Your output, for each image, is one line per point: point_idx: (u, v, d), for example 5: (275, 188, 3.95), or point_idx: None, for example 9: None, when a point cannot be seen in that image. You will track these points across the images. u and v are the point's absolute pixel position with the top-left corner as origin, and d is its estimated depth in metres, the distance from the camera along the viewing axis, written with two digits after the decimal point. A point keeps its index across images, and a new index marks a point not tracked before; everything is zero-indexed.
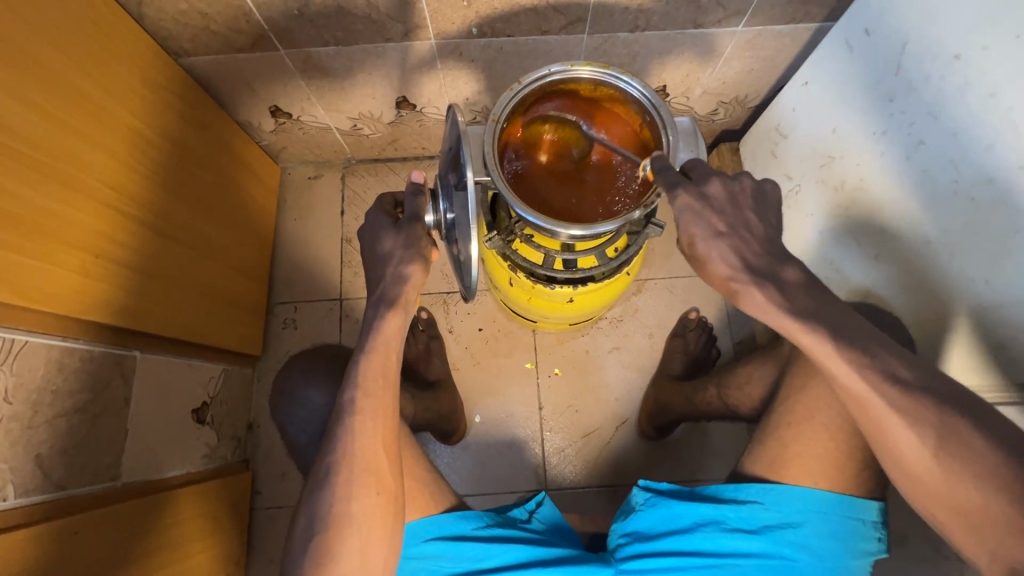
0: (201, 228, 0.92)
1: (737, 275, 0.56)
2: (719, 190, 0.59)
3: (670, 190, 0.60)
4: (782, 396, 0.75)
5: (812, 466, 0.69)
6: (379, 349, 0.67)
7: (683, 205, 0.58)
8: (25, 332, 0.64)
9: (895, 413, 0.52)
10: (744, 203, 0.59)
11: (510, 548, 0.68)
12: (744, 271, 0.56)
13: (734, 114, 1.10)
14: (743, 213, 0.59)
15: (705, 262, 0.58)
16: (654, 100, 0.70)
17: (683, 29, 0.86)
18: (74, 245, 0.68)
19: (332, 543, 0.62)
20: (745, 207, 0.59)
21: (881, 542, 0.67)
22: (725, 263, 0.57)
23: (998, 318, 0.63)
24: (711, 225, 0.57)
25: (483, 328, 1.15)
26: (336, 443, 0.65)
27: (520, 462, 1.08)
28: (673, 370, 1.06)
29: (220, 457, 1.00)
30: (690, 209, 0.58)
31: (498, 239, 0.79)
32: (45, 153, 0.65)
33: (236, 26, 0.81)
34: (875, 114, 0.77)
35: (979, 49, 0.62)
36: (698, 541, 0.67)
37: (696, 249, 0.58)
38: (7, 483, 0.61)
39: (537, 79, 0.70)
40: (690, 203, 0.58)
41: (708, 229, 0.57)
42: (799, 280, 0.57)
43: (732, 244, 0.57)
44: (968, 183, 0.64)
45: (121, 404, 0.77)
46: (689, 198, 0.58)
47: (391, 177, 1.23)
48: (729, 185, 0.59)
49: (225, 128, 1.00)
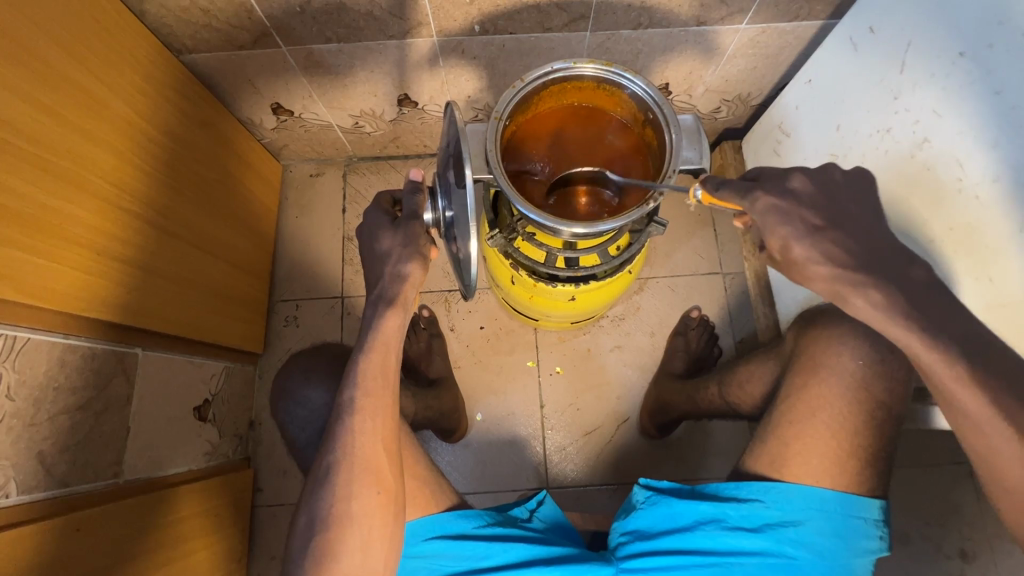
0: (203, 226, 0.92)
1: (838, 278, 0.53)
2: (802, 186, 0.57)
3: (748, 191, 0.58)
4: (783, 395, 0.75)
5: (813, 465, 0.68)
6: (380, 347, 0.67)
7: (765, 207, 0.56)
8: (27, 329, 0.64)
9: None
10: (832, 197, 0.57)
11: (510, 547, 0.68)
12: (846, 272, 0.53)
13: (736, 112, 1.10)
14: (834, 209, 0.57)
15: (800, 265, 0.55)
16: (657, 98, 0.69)
17: (686, 27, 0.85)
18: (75, 242, 0.67)
19: (332, 541, 0.63)
20: (835, 204, 0.57)
21: (883, 541, 0.67)
22: (822, 262, 0.54)
23: (1003, 317, 0.63)
24: (802, 223, 0.55)
25: (484, 326, 1.15)
26: (336, 442, 0.65)
27: (521, 460, 1.08)
28: (674, 369, 1.07)
29: (221, 455, 1.00)
30: (774, 209, 0.56)
31: (500, 238, 0.79)
32: (47, 150, 0.64)
33: (238, 23, 0.80)
34: (878, 112, 0.77)
35: (984, 48, 0.62)
36: (698, 539, 0.67)
37: (790, 254, 0.56)
38: (9, 480, 0.61)
39: (539, 77, 0.70)
40: (773, 203, 0.56)
41: (799, 227, 0.55)
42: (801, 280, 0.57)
43: (827, 242, 0.54)
44: (973, 182, 0.64)
45: (123, 401, 0.77)
46: (773, 197, 0.56)
47: (392, 174, 1.23)
48: (808, 181, 0.58)
49: (227, 125, 1.00)
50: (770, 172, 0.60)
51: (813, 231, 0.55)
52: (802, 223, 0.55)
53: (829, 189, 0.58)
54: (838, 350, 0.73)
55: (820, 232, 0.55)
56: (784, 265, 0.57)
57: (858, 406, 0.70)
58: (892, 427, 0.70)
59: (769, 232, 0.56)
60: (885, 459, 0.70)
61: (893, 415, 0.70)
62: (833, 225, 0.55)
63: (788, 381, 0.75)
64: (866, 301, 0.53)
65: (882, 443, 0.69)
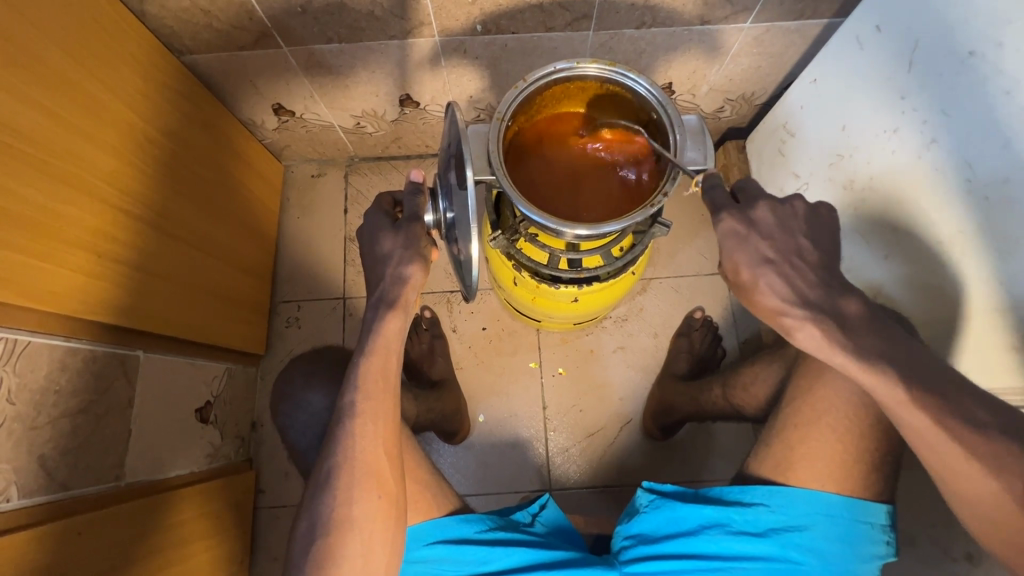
0: (205, 227, 0.92)
1: (789, 301, 0.57)
2: (766, 215, 0.60)
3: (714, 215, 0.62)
4: (788, 398, 0.74)
5: (819, 469, 0.68)
6: (380, 351, 0.67)
7: (725, 231, 0.60)
8: (27, 332, 0.63)
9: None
10: (796, 227, 0.61)
11: (513, 552, 0.67)
12: (795, 296, 0.57)
13: (740, 111, 1.09)
14: (793, 239, 0.60)
15: (754, 291, 0.59)
16: (661, 99, 0.69)
17: (690, 26, 0.85)
18: (76, 244, 0.67)
19: (334, 546, 0.62)
20: (797, 232, 0.61)
21: (889, 546, 0.66)
22: (773, 290, 0.58)
23: (1012, 320, 0.62)
24: (758, 251, 0.59)
25: (486, 327, 1.14)
26: (337, 446, 0.65)
27: (523, 462, 1.08)
28: (678, 370, 1.06)
29: (223, 456, 1.00)
30: (733, 234, 0.60)
31: (502, 239, 0.78)
32: (48, 153, 0.64)
33: (238, 23, 0.80)
34: (886, 112, 0.76)
35: (993, 46, 0.61)
36: (702, 543, 0.67)
37: (741, 276, 0.60)
38: (9, 484, 0.60)
39: (542, 77, 0.70)
40: (734, 228, 0.60)
41: (755, 254, 0.59)
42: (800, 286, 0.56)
43: (781, 271, 0.58)
44: (982, 182, 0.63)
45: (124, 404, 0.77)
46: (735, 222, 0.60)
47: (394, 175, 1.22)
48: (777, 209, 0.61)
49: (228, 126, 1.00)
50: (742, 198, 0.63)
51: (765, 258, 0.58)
52: (760, 251, 0.59)
53: (792, 218, 0.61)
54: None
55: (774, 261, 0.59)
56: (736, 287, 0.61)
57: (865, 409, 0.69)
58: (899, 431, 0.70)
59: (725, 255, 0.60)
60: (891, 462, 0.69)
61: None
62: (789, 255, 0.59)
63: (794, 384, 0.75)
64: (811, 322, 0.56)
65: (888, 446, 0.69)
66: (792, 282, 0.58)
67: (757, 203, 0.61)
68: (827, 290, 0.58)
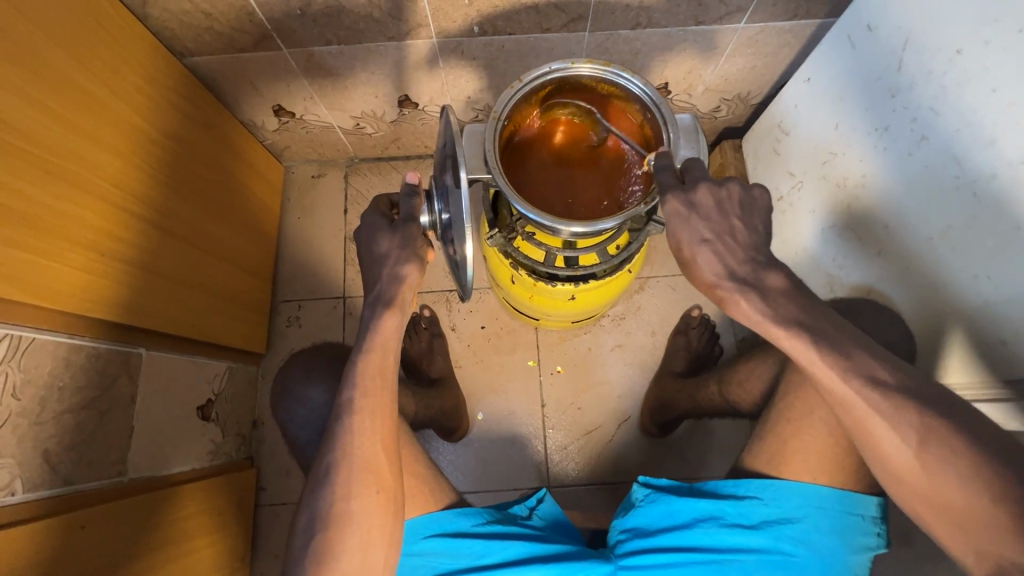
0: (206, 227, 0.93)
1: (721, 278, 0.59)
2: (706, 198, 0.60)
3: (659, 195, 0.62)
4: (782, 394, 0.75)
5: (812, 463, 0.69)
6: (378, 348, 0.68)
7: (670, 212, 0.61)
8: (31, 329, 0.64)
9: (879, 417, 0.53)
10: (733, 209, 0.61)
11: (510, 545, 0.68)
12: (728, 275, 0.59)
13: (735, 111, 1.10)
14: (729, 220, 0.61)
15: (693, 267, 0.61)
16: (654, 98, 0.70)
17: (685, 26, 0.86)
18: (79, 243, 0.68)
19: (333, 540, 0.63)
20: (732, 214, 0.61)
21: (881, 539, 0.67)
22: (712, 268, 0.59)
23: (1000, 314, 0.63)
24: (697, 230, 0.60)
25: (484, 326, 1.15)
26: (337, 442, 0.66)
27: (522, 459, 1.09)
28: (675, 367, 1.07)
29: (224, 454, 1.01)
30: (677, 215, 0.60)
31: (499, 237, 0.79)
32: (51, 152, 0.65)
33: (239, 26, 0.81)
34: (877, 110, 0.77)
35: (981, 44, 0.62)
36: (697, 536, 0.68)
37: (684, 252, 0.61)
38: (15, 478, 0.61)
39: (537, 78, 0.71)
40: (679, 210, 0.60)
41: (694, 234, 0.60)
42: (785, 286, 0.58)
43: (715, 250, 0.60)
44: (971, 178, 0.64)
45: (127, 401, 0.78)
46: (678, 203, 0.60)
47: (393, 175, 1.23)
48: (716, 193, 0.61)
49: (229, 127, 1.01)
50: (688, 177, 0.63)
51: (702, 239, 0.60)
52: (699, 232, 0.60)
53: (730, 200, 0.61)
54: None
55: (709, 240, 0.60)
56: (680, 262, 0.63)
57: None
58: None
59: (672, 235, 0.61)
60: None
61: None
62: (724, 234, 0.60)
63: (787, 379, 0.76)
64: (748, 300, 0.57)
65: None
66: (726, 259, 0.60)
67: (698, 185, 0.61)
68: (755, 266, 0.59)
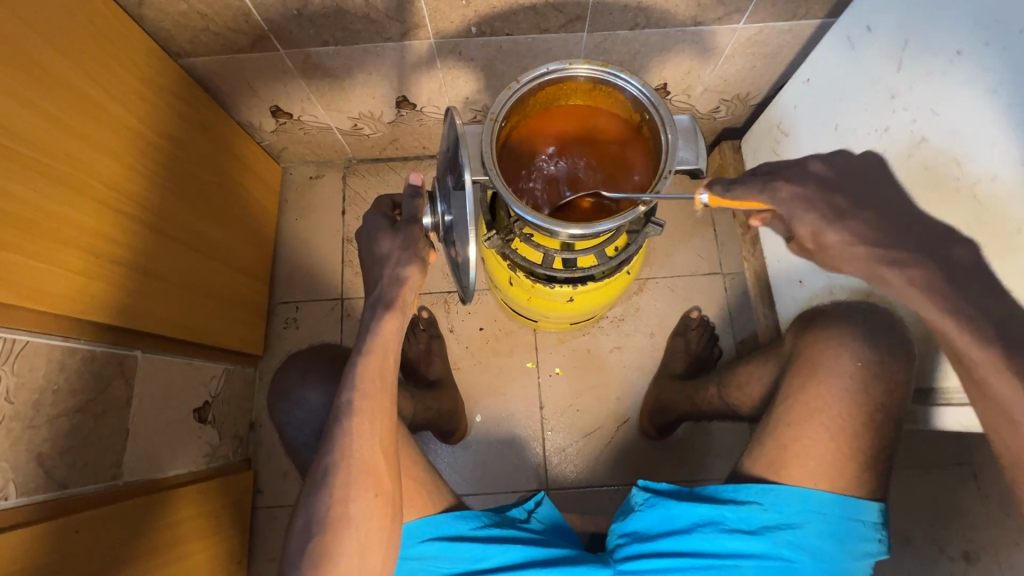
0: (203, 229, 0.93)
1: (871, 252, 0.68)
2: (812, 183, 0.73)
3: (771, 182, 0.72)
4: (782, 396, 0.74)
5: (812, 466, 0.68)
6: (376, 350, 0.67)
7: (786, 198, 0.70)
8: (25, 332, 0.64)
9: None
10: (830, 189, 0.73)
11: (507, 549, 0.68)
12: (874, 246, 0.68)
13: (735, 112, 1.09)
14: (827, 198, 0.72)
15: (829, 246, 0.71)
16: (652, 99, 0.69)
17: (684, 27, 0.85)
18: (74, 245, 0.68)
19: (330, 544, 0.63)
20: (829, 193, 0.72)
21: (882, 543, 0.67)
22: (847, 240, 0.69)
23: None
24: (826, 211, 0.70)
25: (483, 327, 1.15)
26: (334, 445, 0.65)
27: (521, 461, 1.08)
28: (674, 369, 1.06)
29: (221, 456, 1.01)
30: (795, 199, 0.71)
31: (497, 239, 0.79)
32: (46, 154, 0.65)
33: (235, 26, 0.81)
34: (876, 111, 0.76)
35: (982, 46, 0.61)
36: (697, 541, 0.67)
37: (824, 240, 0.71)
38: (7, 483, 0.61)
39: (534, 78, 0.70)
40: (793, 192, 0.71)
41: (819, 216, 0.70)
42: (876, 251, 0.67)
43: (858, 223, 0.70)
44: (971, 180, 0.64)
45: (122, 404, 0.77)
46: (791, 187, 0.71)
47: (391, 176, 1.23)
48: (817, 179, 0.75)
49: (226, 128, 1.01)
50: (780, 170, 0.75)
51: (842, 217, 0.70)
52: (824, 211, 0.70)
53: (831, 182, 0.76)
54: (837, 350, 0.73)
55: (847, 220, 0.70)
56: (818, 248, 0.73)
57: (858, 407, 0.69)
58: (892, 429, 0.70)
59: (797, 222, 0.71)
60: (885, 460, 0.69)
61: (892, 416, 0.70)
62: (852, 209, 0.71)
63: (787, 381, 0.75)
64: (919, 272, 0.64)
65: (882, 443, 0.69)
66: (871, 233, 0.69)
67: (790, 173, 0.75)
68: (889, 233, 0.68)
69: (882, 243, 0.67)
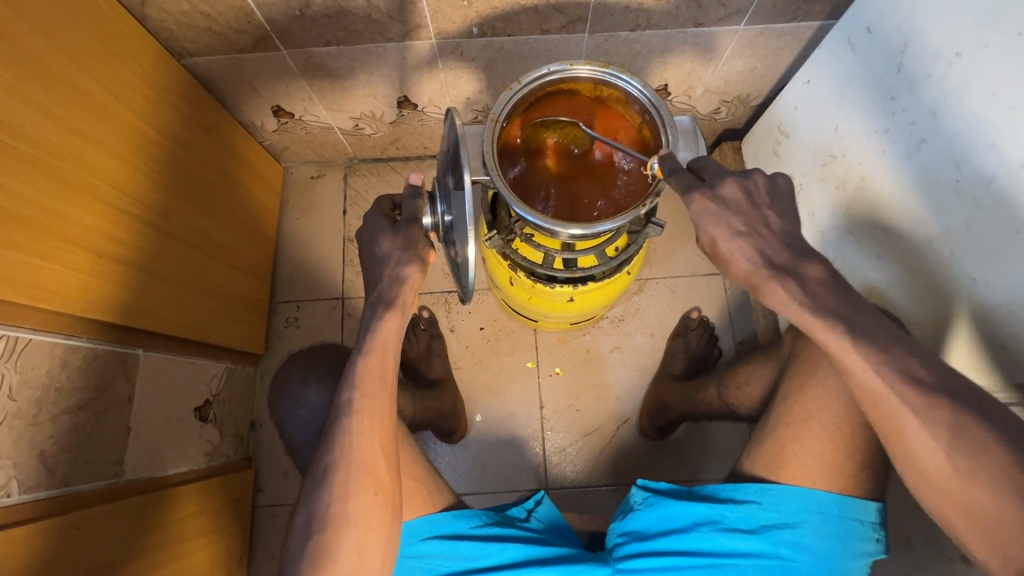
0: (205, 228, 0.93)
1: (757, 271, 0.57)
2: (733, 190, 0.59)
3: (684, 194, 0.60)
4: (781, 397, 0.74)
5: (811, 467, 0.68)
6: (376, 349, 0.67)
7: (697, 209, 0.59)
8: (28, 331, 0.64)
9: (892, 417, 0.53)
10: (761, 199, 0.60)
11: (507, 547, 0.68)
12: (764, 266, 0.56)
13: (735, 113, 1.09)
14: (762, 211, 0.59)
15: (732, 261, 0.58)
16: (653, 99, 0.69)
17: (684, 28, 0.85)
18: (77, 244, 0.68)
19: (329, 542, 0.63)
20: (764, 205, 0.59)
21: (880, 544, 0.67)
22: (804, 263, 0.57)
23: (999, 319, 0.63)
24: (730, 224, 0.58)
25: (483, 327, 1.15)
26: (334, 444, 0.66)
27: (520, 461, 1.08)
28: (674, 369, 1.07)
29: (222, 455, 1.01)
30: (705, 211, 0.59)
31: (498, 239, 0.79)
32: (49, 153, 0.65)
33: (238, 27, 0.81)
34: (877, 112, 0.76)
35: (981, 48, 0.61)
36: (695, 540, 0.67)
37: (718, 249, 0.59)
38: (11, 479, 0.61)
39: (536, 79, 0.70)
40: (706, 205, 0.59)
41: (728, 229, 0.58)
42: (824, 276, 0.56)
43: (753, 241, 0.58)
44: (970, 182, 0.64)
45: (123, 402, 0.78)
46: (703, 199, 0.59)
47: (392, 176, 1.23)
48: (744, 184, 0.60)
49: (228, 128, 1.01)
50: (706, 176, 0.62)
51: (738, 233, 0.58)
52: (731, 226, 0.58)
53: (758, 192, 0.60)
54: None
55: (743, 234, 0.58)
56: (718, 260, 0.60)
57: (858, 407, 0.70)
58: None
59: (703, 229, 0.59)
60: (884, 461, 0.69)
61: None
62: (757, 227, 0.58)
63: (787, 382, 0.75)
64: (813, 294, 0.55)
65: (881, 444, 0.69)
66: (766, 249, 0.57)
67: (721, 179, 0.60)
68: (793, 254, 0.57)
69: (804, 265, 0.56)
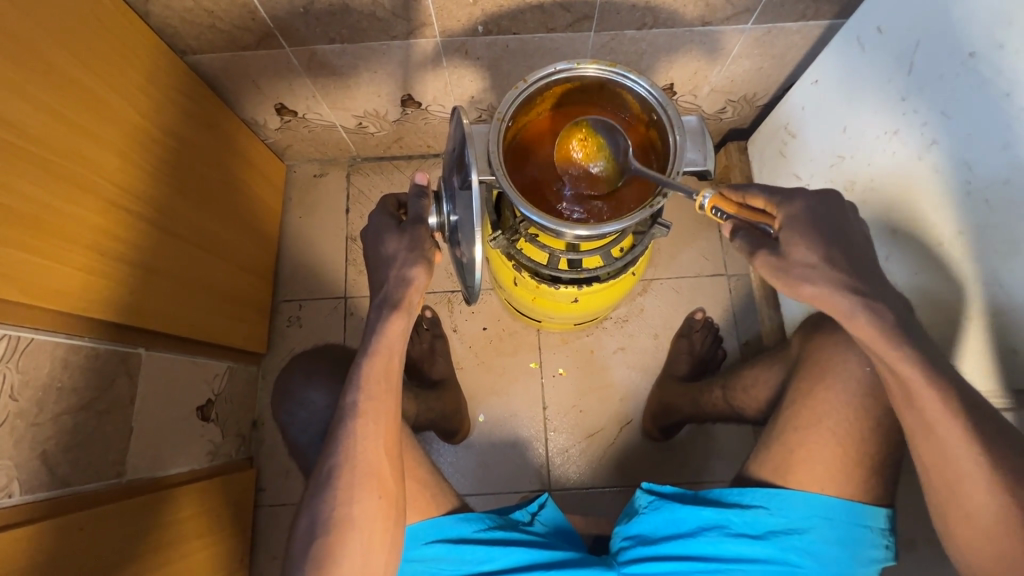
0: (208, 227, 0.93)
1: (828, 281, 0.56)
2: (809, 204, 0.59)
3: (787, 192, 0.60)
4: (788, 401, 0.74)
5: (818, 471, 0.68)
6: (381, 351, 0.67)
7: (799, 207, 0.58)
8: (30, 330, 0.64)
9: None
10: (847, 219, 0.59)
11: (511, 551, 0.67)
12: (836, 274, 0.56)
13: (741, 112, 1.09)
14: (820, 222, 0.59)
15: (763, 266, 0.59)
16: (660, 100, 0.69)
17: (691, 27, 0.85)
18: (79, 242, 0.68)
19: (333, 545, 0.62)
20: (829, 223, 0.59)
21: (888, 550, 0.66)
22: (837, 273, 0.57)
23: (1009, 323, 0.62)
24: (828, 233, 0.58)
25: (487, 328, 1.14)
26: (338, 445, 0.65)
27: (523, 462, 1.08)
28: (678, 371, 1.06)
29: (224, 455, 1.01)
30: (807, 211, 0.58)
31: (502, 239, 0.78)
32: (52, 151, 0.65)
33: (242, 24, 0.81)
34: (887, 113, 0.76)
35: (995, 48, 0.61)
36: (700, 545, 0.67)
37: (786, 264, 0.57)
38: (12, 480, 0.61)
39: (542, 78, 0.70)
40: (808, 208, 0.58)
41: (825, 237, 0.57)
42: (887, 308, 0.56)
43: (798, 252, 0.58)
44: (983, 184, 0.63)
45: (126, 401, 0.77)
46: (809, 201, 0.59)
47: (395, 175, 1.22)
48: (845, 202, 0.62)
49: (232, 126, 1.01)
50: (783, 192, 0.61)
51: (835, 242, 0.57)
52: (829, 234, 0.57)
53: (852, 214, 0.61)
54: (845, 354, 0.72)
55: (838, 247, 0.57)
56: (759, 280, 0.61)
57: (866, 411, 0.69)
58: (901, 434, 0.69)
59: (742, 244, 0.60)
60: (892, 465, 0.69)
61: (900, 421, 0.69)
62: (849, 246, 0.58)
63: (794, 386, 0.75)
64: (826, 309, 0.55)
65: (890, 449, 0.68)
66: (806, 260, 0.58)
67: (825, 191, 0.62)
68: (874, 280, 0.57)
69: (869, 281, 0.57)
